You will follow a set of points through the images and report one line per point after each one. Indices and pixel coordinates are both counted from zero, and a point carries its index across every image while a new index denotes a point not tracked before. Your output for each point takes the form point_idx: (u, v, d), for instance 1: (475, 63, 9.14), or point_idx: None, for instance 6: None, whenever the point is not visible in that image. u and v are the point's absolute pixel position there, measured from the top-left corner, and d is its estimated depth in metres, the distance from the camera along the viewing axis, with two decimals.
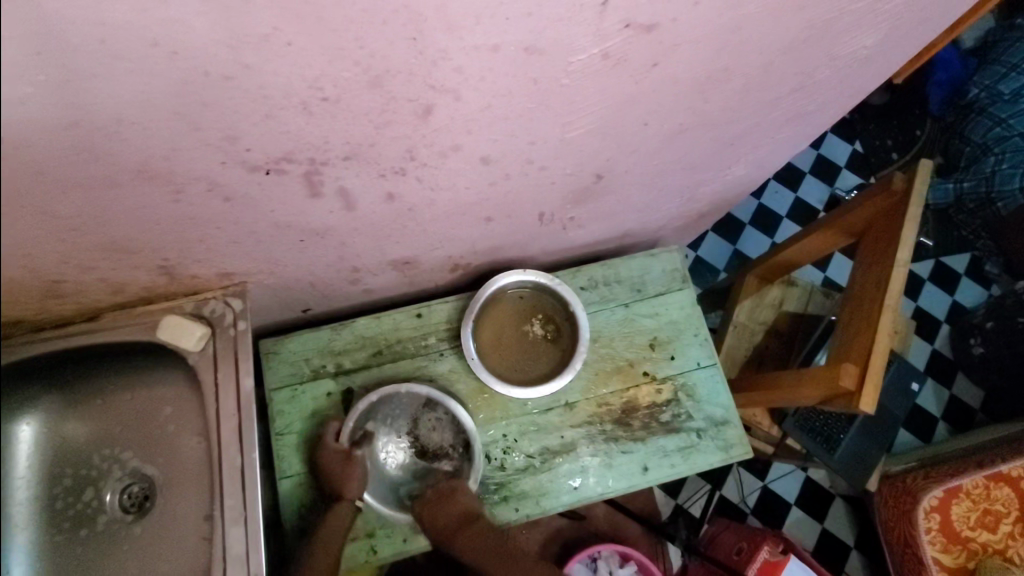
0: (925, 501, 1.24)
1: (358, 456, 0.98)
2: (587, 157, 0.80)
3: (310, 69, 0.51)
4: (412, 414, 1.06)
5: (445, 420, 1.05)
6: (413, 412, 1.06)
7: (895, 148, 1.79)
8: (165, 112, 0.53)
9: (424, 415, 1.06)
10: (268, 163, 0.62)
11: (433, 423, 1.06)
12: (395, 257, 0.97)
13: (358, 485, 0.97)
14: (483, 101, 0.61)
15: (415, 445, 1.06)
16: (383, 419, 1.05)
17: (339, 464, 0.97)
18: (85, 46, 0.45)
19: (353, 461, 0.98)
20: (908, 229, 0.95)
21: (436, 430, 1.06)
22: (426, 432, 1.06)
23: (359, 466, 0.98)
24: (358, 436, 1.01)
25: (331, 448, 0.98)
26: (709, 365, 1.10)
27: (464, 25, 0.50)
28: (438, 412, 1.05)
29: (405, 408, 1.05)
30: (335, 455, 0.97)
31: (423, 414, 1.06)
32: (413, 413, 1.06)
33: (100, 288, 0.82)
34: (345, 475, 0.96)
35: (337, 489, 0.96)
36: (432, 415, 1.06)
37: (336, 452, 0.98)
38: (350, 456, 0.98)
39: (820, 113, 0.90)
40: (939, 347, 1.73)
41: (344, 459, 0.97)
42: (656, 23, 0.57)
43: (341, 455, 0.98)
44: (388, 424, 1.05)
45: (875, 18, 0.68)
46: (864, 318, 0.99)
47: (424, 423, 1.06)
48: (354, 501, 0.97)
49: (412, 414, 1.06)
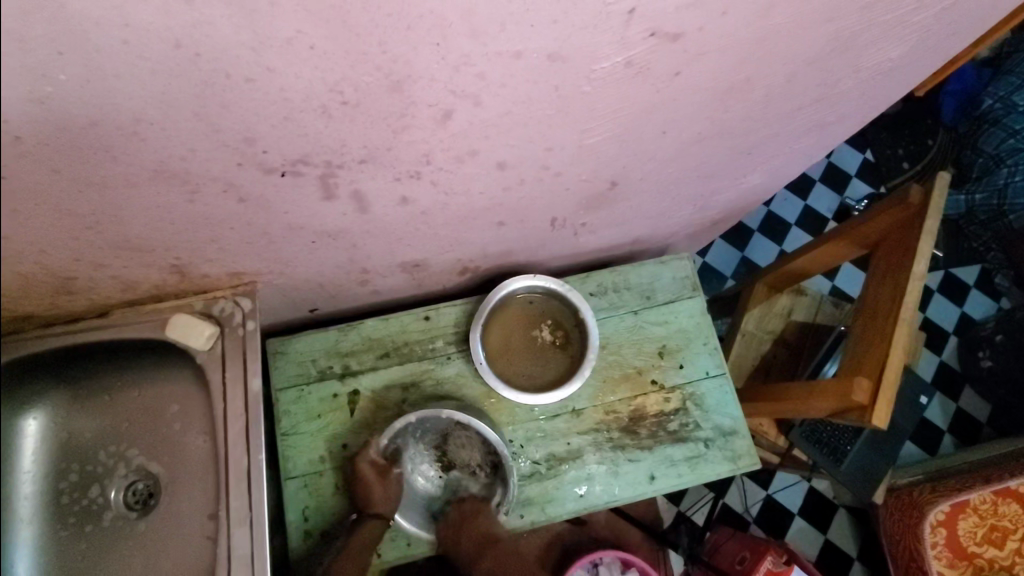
0: (932, 517, 1.23)
1: (392, 474, 0.98)
2: (602, 163, 0.79)
3: (331, 72, 0.50)
4: (443, 430, 1.04)
5: (474, 440, 1.03)
6: (444, 429, 1.04)
7: (906, 158, 1.77)
8: (184, 113, 0.52)
9: (455, 433, 1.04)
10: (284, 165, 0.62)
11: (464, 442, 1.04)
12: (405, 260, 0.96)
13: (391, 503, 0.97)
14: (503, 107, 0.60)
15: (442, 458, 1.07)
16: (414, 433, 1.03)
17: (375, 479, 0.96)
18: (107, 46, 0.44)
19: (388, 477, 0.98)
20: (925, 242, 0.94)
21: (466, 449, 1.05)
22: (455, 449, 1.05)
23: (393, 483, 0.98)
24: (389, 451, 1.00)
25: (367, 459, 0.97)
26: (717, 375, 1.10)
27: (488, 31, 0.50)
28: (465, 433, 1.03)
29: (437, 424, 1.03)
30: (369, 467, 0.97)
31: (456, 431, 1.03)
32: (444, 429, 1.04)
33: (111, 285, 0.81)
34: (380, 492, 0.96)
35: (370, 507, 0.95)
36: (461, 435, 1.04)
37: (370, 467, 0.97)
38: (384, 472, 0.98)
39: (840, 124, 0.89)
40: (947, 359, 1.72)
41: (379, 475, 0.97)
42: (682, 31, 0.56)
43: (376, 468, 0.97)
44: (419, 436, 1.04)
45: (901, 31, 0.67)
46: (877, 332, 0.98)
47: (454, 441, 1.05)
48: (387, 519, 0.96)
49: (444, 430, 1.04)
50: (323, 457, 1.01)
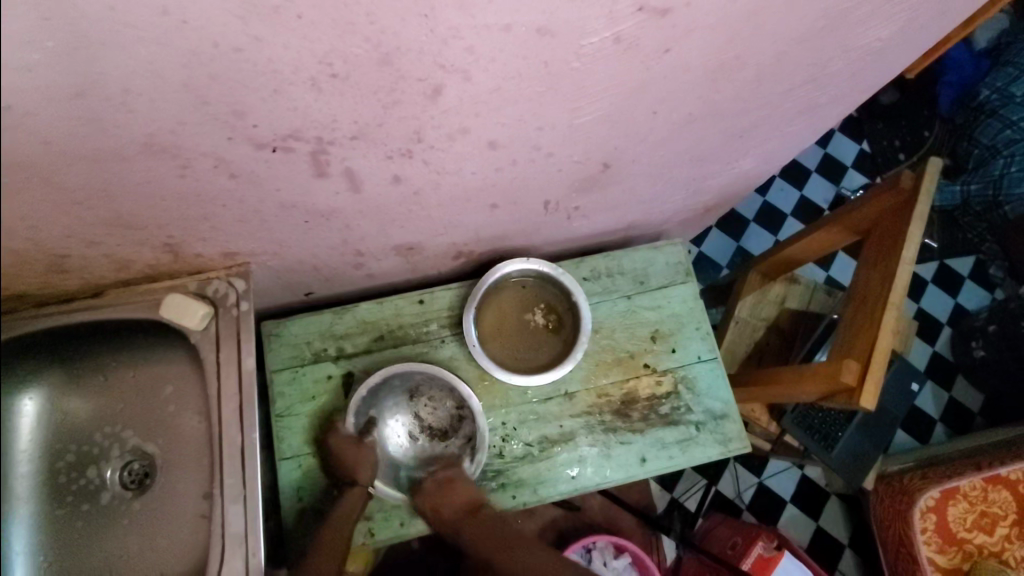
0: (921, 502, 1.25)
1: (367, 441, 0.99)
2: (595, 144, 0.79)
3: (319, 43, 0.51)
4: (408, 397, 1.07)
5: (442, 397, 1.08)
6: (410, 396, 1.07)
7: (903, 149, 1.77)
8: (173, 84, 0.52)
9: (421, 397, 1.08)
10: (275, 140, 0.62)
11: (433, 401, 1.08)
12: (399, 243, 0.97)
13: (371, 470, 0.97)
14: (493, 83, 0.61)
15: (419, 426, 1.08)
16: (384, 408, 1.05)
17: (350, 450, 0.98)
18: (95, 14, 0.45)
19: (365, 446, 0.98)
20: (915, 227, 0.95)
21: (435, 410, 1.08)
22: (425, 411, 1.08)
23: (370, 450, 0.98)
24: (364, 422, 1.01)
25: (344, 433, 0.98)
26: (709, 359, 1.11)
27: (476, 2, 0.50)
28: (431, 391, 1.08)
29: (401, 392, 1.06)
30: (346, 441, 0.98)
31: (422, 394, 1.07)
32: (410, 391, 1.07)
33: (104, 264, 0.82)
34: (358, 460, 0.97)
35: (349, 475, 0.96)
36: (428, 395, 1.08)
37: (346, 440, 0.98)
38: (360, 442, 0.99)
39: (833, 106, 0.89)
40: (939, 348, 1.73)
41: (354, 444, 0.98)
42: (670, 6, 0.56)
43: (352, 439, 0.98)
44: (388, 411, 1.06)
45: (890, 9, 0.68)
46: (866, 318, 0.99)
47: (423, 406, 1.08)
48: (368, 486, 0.97)
49: (410, 393, 1.07)
50: (316, 439, 1.02)
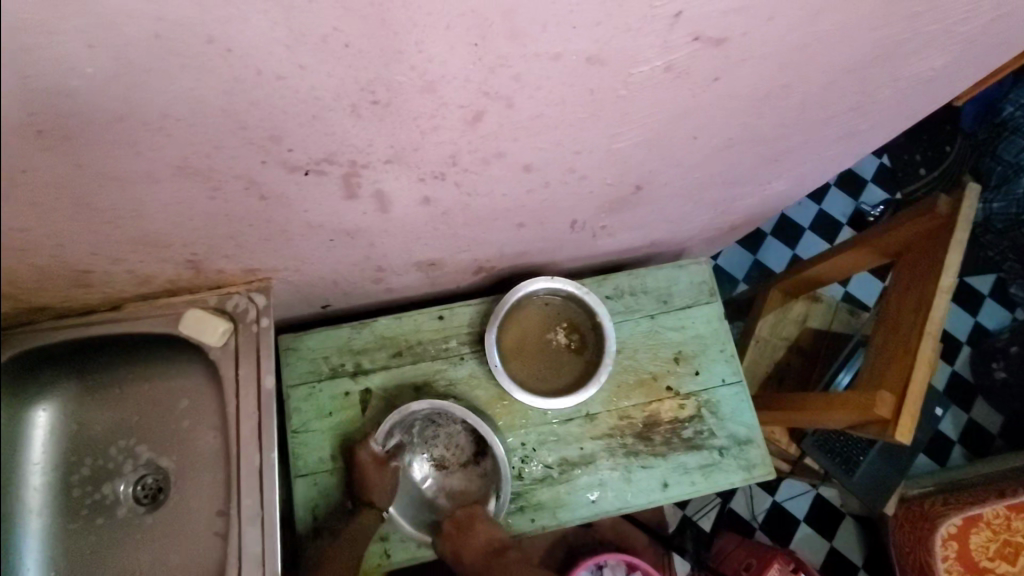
0: (943, 530, 1.22)
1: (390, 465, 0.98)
2: (629, 167, 0.77)
3: (364, 71, 0.49)
4: (431, 429, 1.05)
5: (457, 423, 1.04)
6: (432, 428, 1.05)
7: (923, 164, 1.74)
8: (212, 109, 0.50)
9: (442, 428, 1.05)
10: (309, 164, 0.60)
11: (451, 432, 1.05)
12: (420, 259, 0.95)
13: (385, 494, 0.96)
14: (536, 109, 0.58)
15: (447, 458, 1.06)
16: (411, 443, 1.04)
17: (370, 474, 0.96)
18: (139, 40, 0.43)
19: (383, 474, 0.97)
20: (952, 254, 0.92)
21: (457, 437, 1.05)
22: (450, 443, 1.06)
23: (388, 474, 0.97)
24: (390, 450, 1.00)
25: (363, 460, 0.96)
26: (734, 382, 1.08)
27: (529, 32, 0.48)
28: (450, 421, 1.04)
29: (422, 427, 1.04)
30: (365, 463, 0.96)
31: (442, 424, 1.05)
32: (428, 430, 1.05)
33: (126, 279, 0.80)
34: (370, 485, 0.95)
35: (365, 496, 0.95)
36: (445, 427, 1.05)
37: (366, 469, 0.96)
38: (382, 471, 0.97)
39: (876, 130, 0.86)
40: (959, 369, 1.70)
41: (376, 468, 0.96)
42: (726, 36, 0.54)
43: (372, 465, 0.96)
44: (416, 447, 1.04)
45: (947, 40, 0.65)
46: (901, 346, 0.97)
47: (447, 436, 1.05)
48: (382, 509, 0.96)
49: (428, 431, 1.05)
50: (333, 456, 1.00)
